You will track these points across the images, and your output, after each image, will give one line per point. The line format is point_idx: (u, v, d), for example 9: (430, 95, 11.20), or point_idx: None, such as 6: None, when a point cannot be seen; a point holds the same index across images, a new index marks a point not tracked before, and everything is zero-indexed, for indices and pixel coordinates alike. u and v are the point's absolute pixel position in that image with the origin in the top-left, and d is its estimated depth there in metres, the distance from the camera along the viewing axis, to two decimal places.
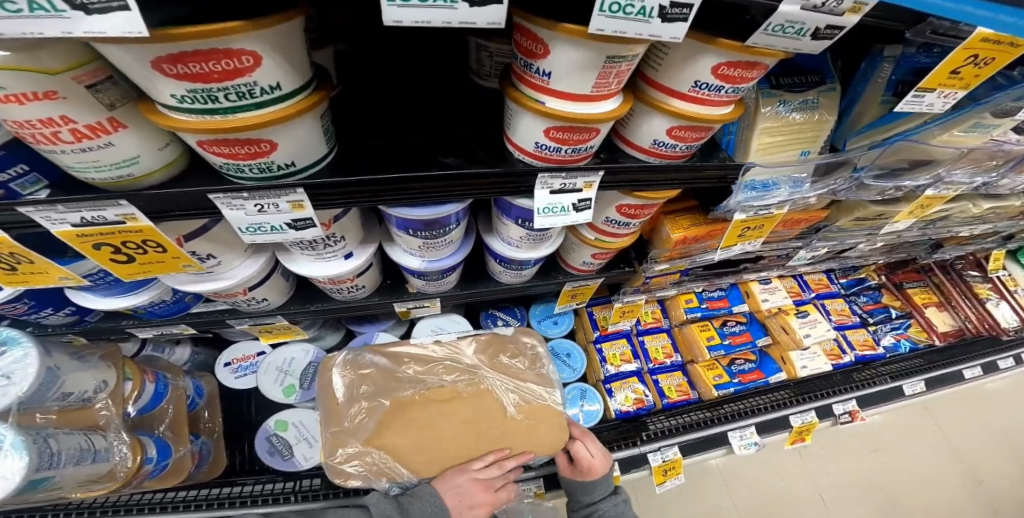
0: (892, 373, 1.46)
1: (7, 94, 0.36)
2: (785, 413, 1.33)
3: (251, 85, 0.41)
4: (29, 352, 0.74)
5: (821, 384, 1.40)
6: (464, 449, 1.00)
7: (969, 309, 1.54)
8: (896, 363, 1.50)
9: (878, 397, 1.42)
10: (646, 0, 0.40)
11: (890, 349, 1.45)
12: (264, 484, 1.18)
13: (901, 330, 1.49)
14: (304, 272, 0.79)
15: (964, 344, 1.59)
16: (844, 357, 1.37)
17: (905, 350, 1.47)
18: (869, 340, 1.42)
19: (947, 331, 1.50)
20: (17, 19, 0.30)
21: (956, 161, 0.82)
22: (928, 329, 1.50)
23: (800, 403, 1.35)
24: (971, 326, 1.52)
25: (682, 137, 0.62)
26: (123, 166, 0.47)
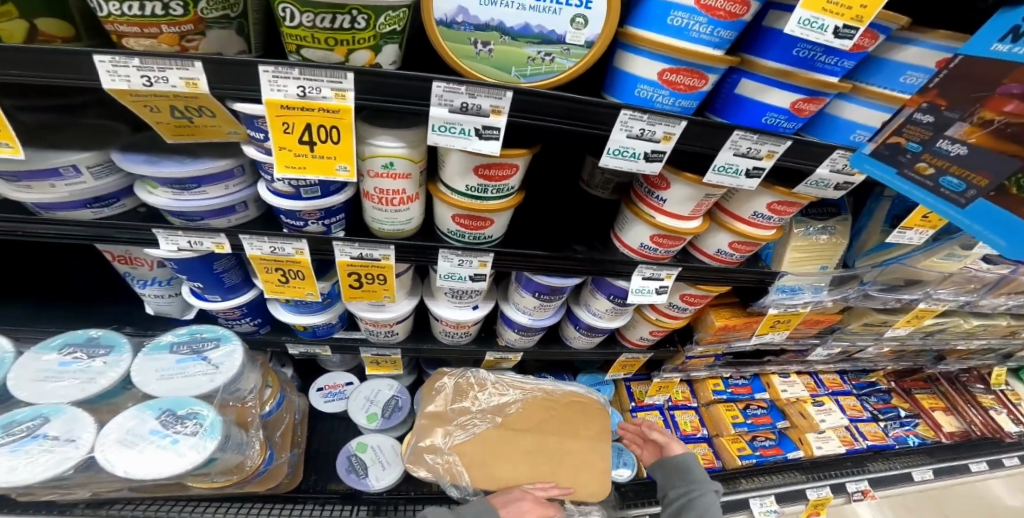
0: (902, 462, 1.58)
1: (395, 173, 0.68)
2: (802, 486, 1.44)
3: (506, 184, 0.72)
4: (236, 348, 0.97)
5: (834, 464, 1.52)
6: (529, 473, 1.10)
7: (975, 415, 1.71)
8: (909, 455, 1.61)
9: (889, 480, 1.53)
10: (741, 166, 0.70)
11: (899, 440, 1.59)
12: (323, 507, 1.22)
13: (909, 427, 1.64)
14: (443, 313, 1.03)
15: (971, 445, 1.69)
16: (856, 444, 1.52)
17: (914, 444, 1.60)
18: (880, 433, 1.58)
19: (952, 432, 1.65)
20: (446, 136, 0.61)
21: (939, 282, 1.10)
22: (935, 429, 1.65)
23: (815, 478, 1.47)
24: (976, 428, 1.67)
25: (738, 249, 0.91)
26: (401, 224, 0.79)
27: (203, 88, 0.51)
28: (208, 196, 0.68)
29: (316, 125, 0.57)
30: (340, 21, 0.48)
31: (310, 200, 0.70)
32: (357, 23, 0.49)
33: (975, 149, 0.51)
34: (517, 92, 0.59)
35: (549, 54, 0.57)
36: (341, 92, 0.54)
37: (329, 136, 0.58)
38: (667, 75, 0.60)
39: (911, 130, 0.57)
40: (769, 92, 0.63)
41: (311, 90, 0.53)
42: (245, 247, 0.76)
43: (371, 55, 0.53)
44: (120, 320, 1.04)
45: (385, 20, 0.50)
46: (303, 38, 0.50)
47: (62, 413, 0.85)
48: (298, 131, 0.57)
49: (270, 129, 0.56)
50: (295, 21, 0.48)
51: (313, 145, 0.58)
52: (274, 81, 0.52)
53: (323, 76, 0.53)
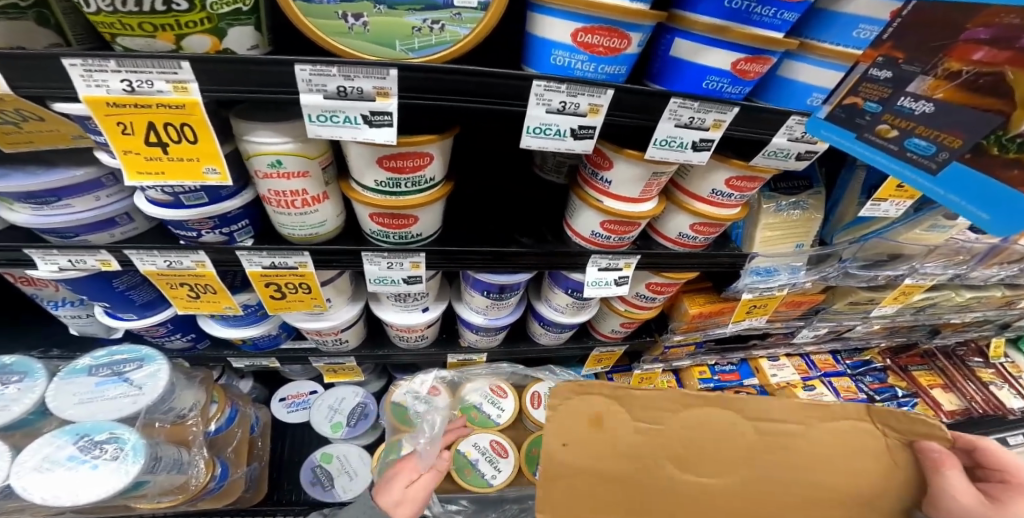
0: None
1: (286, 171, 0.59)
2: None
3: (422, 176, 0.64)
4: (162, 367, 0.86)
5: None
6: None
7: (975, 391, 1.61)
8: None
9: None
10: (686, 138, 0.60)
11: None
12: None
13: (907, 406, 1.53)
14: (389, 319, 0.95)
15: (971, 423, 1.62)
16: None
17: (914, 426, 1.53)
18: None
19: (953, 410, 1.56)
20: (329, 127, 0.52)
21: (926, 255, 1.01)
22: (934, 407, 1.55)
23: None
24: (977, 406, 1.57)
25: (701, 231, 0.82)
26: (314, 228, 0.70)
27: (2, 87, 0.45)
28: (75, 211, 0.61)
29: (162, 124, 0.50)
30: (151, 2, 0.41)
31: (195, 208, 0.61)
32: (175, 4, 0.42)
33: (943, 105, 0.43)
34: (403, 68, 0.49)
35: (437, 22, 0.48)
36: (180, 84, 0.47)
37: (182, 135, 0.51)
38: (583, 37, 0.51)
39: (867, 89, 0.48)
40: (705, 53, 0.54)
41: (140, 85, 0.46)
42: (135, 262, 0.67)
43: (213, 40, 0.46)
44: (45, 342, 0.97)
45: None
46: (113, 25, 0.43)
47: None
48: (141, 132, 0.49)
49: (105, 132, 0.49)
50: (93, 7, 0.40)
51: (166, 147, 0.51)
52: (88, 76, 0.45)
53: (151, 68, 0.45)
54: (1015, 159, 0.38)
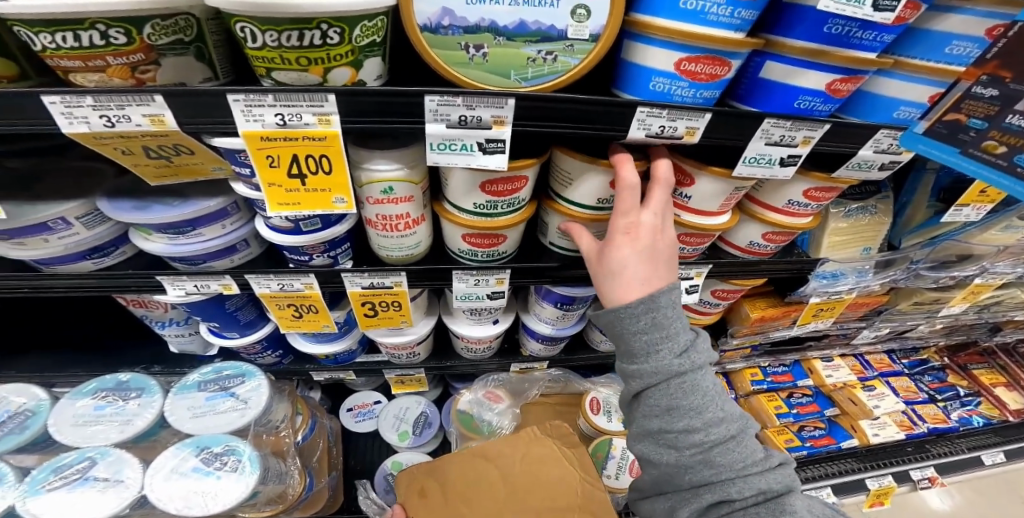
0: (968, 445, 1.52)
1: (396, 197, 0.62)
2: (862, 476, 1.41)
3: (518, 197, 0.67)
4: (262, 382, 0.95)
5: (893, 451, 1.46)
6: (577, 484, 0.91)
7: None
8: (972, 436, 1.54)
9: (956, 465, 1.47)
10: (774, 155, 0.63)
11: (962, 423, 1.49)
12: None
13: (971, 407, 1.54)
14: (463, 331, 1.00)
15: None
16: (916, 429, 1.42)
17: (979, 425, 1.51)
18: (941, 414, 1.48)
19: (1021, 409, 1.54)
20: (447, 154, 0.56)
21: (996, 255, 1.00)
22: (999, 407, 1.55)
23: (874, 468, 1.42)
24: None
25: (772, 239, 0.84)
26: (411, 248, 0.73)
27: (171, 124, 0.46)
28: (205, 238, 0.64)
29: (304, 155, 0.51)
30: (309, 38, 0.42)
31: (313, 233, 0.65)
32: (330, 39, 0.42)
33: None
34: (520, 97, 0.53)
35: (550, 52, 0.51)
36: (325, 116, 0.48)
37: (319, 166, 0.53)
38: (685, 65, 0.54)
39: (970, 106, 0.49)
40: (801, 75, 0.56)
41: (291, 118, 0.47)
42: (253, 286, 0.72)
43: (352, 71, 0.47)
44: (147, 359, 1.04)
45: (362, 32, 0.44)
46: (271, 60, 0.44)
47: (107, 454, 0.82)
48: (285, 164, 0.51)
49: (254, 163, 0.50)
50: (259, 42, 0.41)
51: (305, 178, 0.53)
52: (248, 111, 0.46)
53: (302, 102, 0.46)
54: None
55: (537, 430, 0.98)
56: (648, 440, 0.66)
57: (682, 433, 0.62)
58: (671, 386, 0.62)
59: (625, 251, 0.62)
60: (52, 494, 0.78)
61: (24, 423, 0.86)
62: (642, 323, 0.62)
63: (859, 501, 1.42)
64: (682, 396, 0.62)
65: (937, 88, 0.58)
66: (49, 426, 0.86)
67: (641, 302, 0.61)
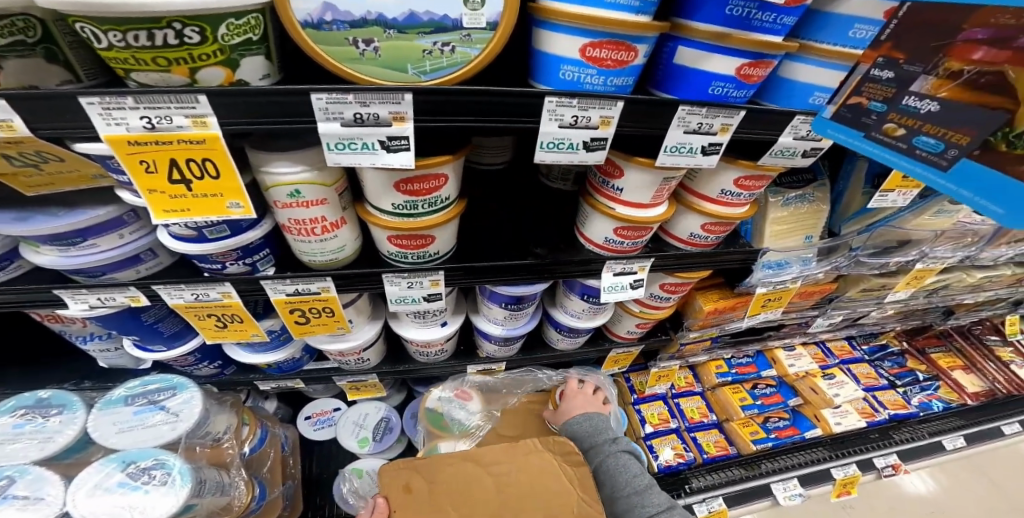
0: (930, 430, 1.51)
1: (305, 200, 0.59)
2: (828, 466, 1.40)
3: (439, 196, 0.65)
4: (195, 394, 0.91)
5: (857, 441, 1.46)
6: (576, 504, 0.79)
7: (996, 371, 1.63)
8: (932, 422, 1.54)
9: (920, 451, 1.48)
10: (695, 143, 0.62)
11: (923, 408, 1.52)
12: None
13: (931, 391, 1.56)
14: (409, 335, 0.97)
15: (995, 404, 1.61)
16: (877, 416, 1.44)
17: (938, 409, 1.54)
18: (900, 400, 1.50)
19: (978, 392, 1.58)
20: (348, 153, 0.53)
21: (935, 240, 1.01)
22: (958, 391, 1.58)
23: (841, 457, 1.42)
24: (1001, 385, 1.60)
25: (712, 231, 0.83)
26: (334, 253, 0.71)
27: (22, 130, 0.43)
28: (101, 249, 0.60)
29: (184, 159, 0.48)
30: (163, 37, 0.39)
31: (217, 241, 0.62)
32: (188, 38, 0.40)
33: (948, 104, 0.43)
34: (417, 92, 0.50)
35: (446, 44, 0.48)
36: (199, 118, 0.45)
37: (205, 170, 0.49)
38: (590, 51, 0.52)
39: (871, 89, 0.49)
40: (707, 60, 0.55)
41: (159, 121, 0.44)
42: (164, 297, 0.69)
43: (227, 71, 0.44)
44: (78, 375, 0.99)
45: (229, 30, 0.41)
46: (125, 61, 0.41)
47: (27, 473, 0.77)
48: (164, 169, 0.48)
49: (127, 169, 0.47)
50: (105, 42, 0.39)
51: (189, 184, 0.50)
52: (108, 114, 0.43)
53: (169, 103, 0.43)
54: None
55: (538, 443, 0.90)
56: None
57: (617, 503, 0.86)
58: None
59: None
60: None
61: None
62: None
63: (826, 491, 1.41)
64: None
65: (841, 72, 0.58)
66: None
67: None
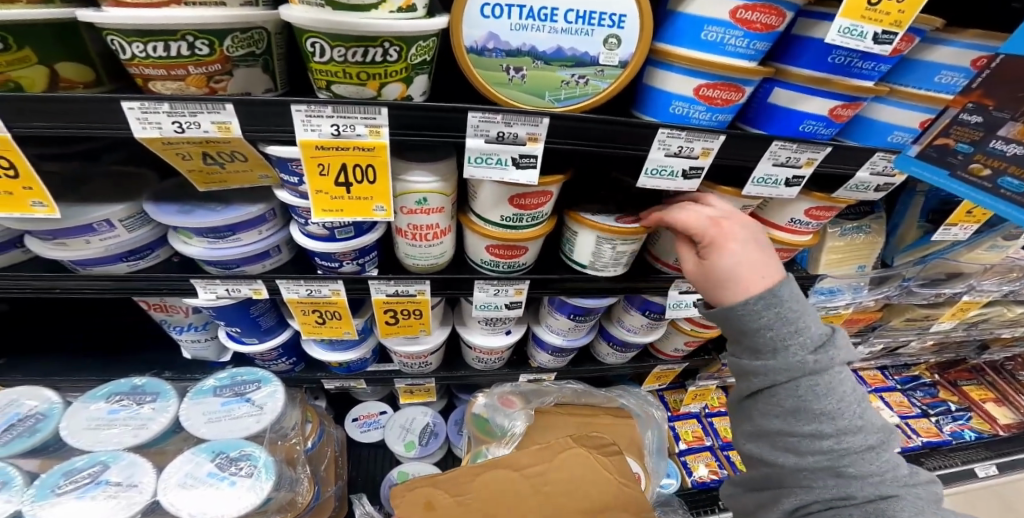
0: (961, 458, 1.51)
1: (429, 208, 0.65)
2: None
3: (541, 211, 0.71)
4: (278, 388, 0.96)
5: None
6: (615, 490, 0.88)
7: None
8: (961, 449, 1.53)
9: (950, 477, 1.46)
10: (780, 176, 0.69)
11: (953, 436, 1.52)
12: None
13: (962, 421, 1.58)
14: (477, 341, 1.03)
15: None
16: (911, 442, 1.46)
17: (970, 439, 1.54)
18: (933, 428, 1.52)
19: (1008, 424, 1.59)
20: (482, 167, 0.59)
21: (982, 273, 1.06)
22: (989, 421, 1.59)
23: None
24: None
25: (775, 256, 0.89)
26: (434, 258, 0.76)
27: (236, 131, 0.50)
28: (242, 243, 0.67)
29: (351, 165, 0.55)
30: (372, 55, 0.46)
31: (345, 241, 0.67)
32: (389, 56, 0.47)
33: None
34: (553, 117, 0.57)
35: (583, 76, 0.54)
36: (375, 128, 0.52)
37: (365, 176, 0.56)
38: (704, 91, 0.58)
39: (959, 131, 0.54)
40: (805, 101, 0.61)
41: (345, 129, 0.51)
42: (283, 291, 0.74)
43: (403, 87, 0.51)
44: (161, 364, 1.04)
45: (416, 51, 0.48)
46: (333, 73, 0.48)
47: (120, 458, 0.82)
48: (334, 173, 0.55)
49: (306, 172, 0.54)
50: (326, 56, 0.46)
51: (350, 187, 0.56)
52: (308, 121, 0.50)
53: (357, 114, 0.50)
54: None
55: (570, 441, 0.94)
56: (764, 441, 0.63)
57: (806, 438, 0.59)
58: (800, 387, 0.59)
59: (738, 257, 0.63)
60: (62, 499, 0.76)
61: (36, 426, 0.86)
62: (766, 318, 0.60)
63: None
64: (814, 399, 0.59)
65: (928, 114, 0.63)
66: (61, 430, 0.86)
67: (759, 298, 0.61)
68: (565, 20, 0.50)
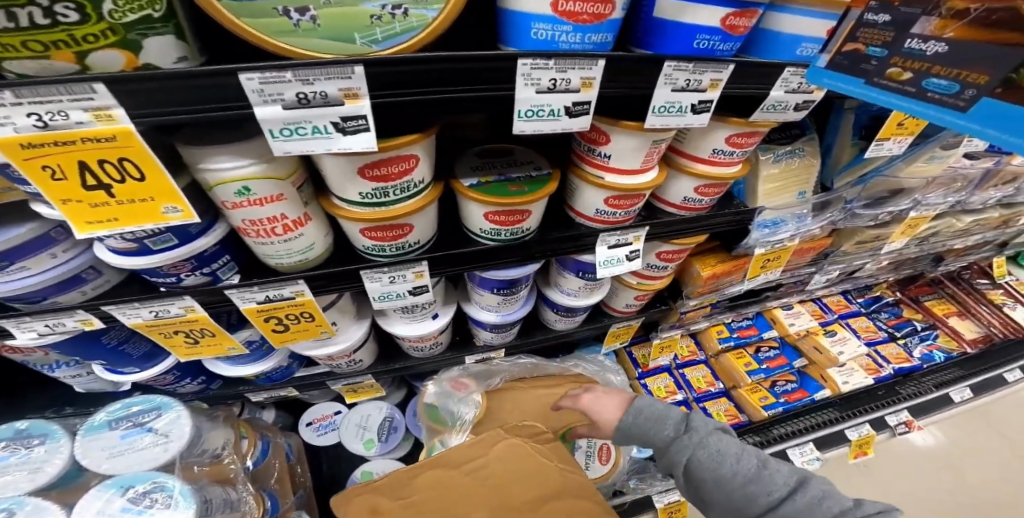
0: (936, 383, 1.53)
1: (256, 198, 0.53)
2: (841, 427, 1.41)
3: (410, 180, 0.59)
4: (183, 412, 0.79)
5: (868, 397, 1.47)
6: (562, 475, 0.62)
7: (990, 315, 1.64)
8: (940, 372, 1.56)
9: (927, 406, 1.50)
10: (684, 101, 0.58)
11: (925, 360, 1.52)
12: None
13: (930, 341, 1.57)
14: (400, 332, 0.93)
15: (995, 350, 1.63)
16: (882, 371, 1.45)
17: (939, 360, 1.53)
18: (902, 353, 1.51)
19: (975, 337, 1.59)
20: (296, 140, 0.47)
21: (925, 187, 0.99)
22: (957, 338, 1.59)
23: (852, 417, 1.42)
24: (997, 329, 1.61)
25: (705, 193, 0.80)
26: (303, 252, 0.65)
27: None
28: (34, 272, 0.55)
29: (96, 161, 0.43)
30: (31, 15, 0.33)
31: (164, 252, 0.56)
32: (64, 15, 0.34)
33: (957, 45, 0.38)
34: (368, 64, 0.44)
35: (399, 5, 0.41)
36: (102, 111, 0.40)
37: (123, 172, 0.45)
38: (564, 4, 0.46)
39: (867, 35, 0.44)
40: (688, 12, 0.50)
41: (53, 117, 0.39)
42: (119, 317, 0.64)
43: (127, 54, 0.38)
44: (56, 402, 0.94)
45: (115, 4, 0.34)
46: None
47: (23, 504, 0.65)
48: (74, 175, 0.44)
49: (30, 179, 0.43)
50: None
51: (109, 189, 0.46)
52: None
53: (61, 95, 0.38)
54: None
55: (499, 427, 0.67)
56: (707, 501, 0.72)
57: None
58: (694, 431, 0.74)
59: None
60: None
61: None
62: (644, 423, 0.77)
63: (842, 454, 1.41)
64: (720, 465, 0.69)
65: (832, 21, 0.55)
66: None
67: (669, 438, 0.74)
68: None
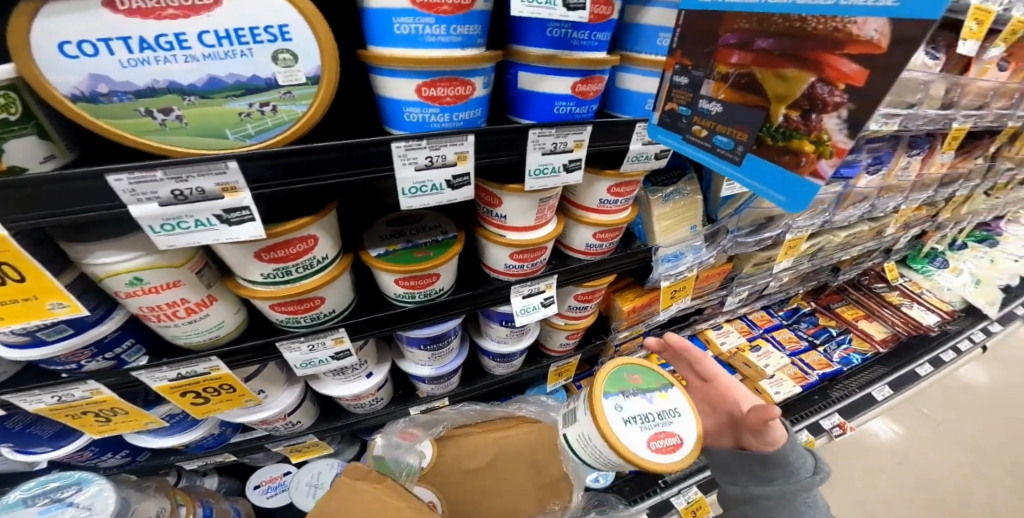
0: (859, 384, 1.64)
1: (151, 286, 0.55)
2: None
3: (313, 257, 0.62)
4: (106, 485, 0.71)
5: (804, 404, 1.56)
6: None
7: (894, 316, 1.81)
8: (860, 374, 1.68)
9: (856, 406, 1.58)
10: (555, 163, 0.66)
11: (843, 362, 1.63)
12: None
13: (846, 344, 1.70)
14: (333, 393, 0.92)
15: (906, 347, 1.78)
16: (808, 377, 1.54)
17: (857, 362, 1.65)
18: (822, 359, 1.62)
19: (883, 337, 1.73)
20: (180, 233, 0.50)
21: (792, 213, 1.13)
22: (868, 339, 1.72)
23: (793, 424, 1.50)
24: (900, 328, 1.77)
25: (603, 239, 0.87)
26: (212, 331, 0.66)
27: None
28: None
29: None
30: None
31: (60, 342, 0.56)
32: None
33: (727, 105, 0.49)
34: (242, 159, 0.49)
35: (265, 103, 0.47)
36: None
37: (3, 275, 0.46)
38: (426, 90, 0.53)
39: (677, 95, 0.55)
40: (545, 82, 0.59)
41: None
42: (19, 404, 0.62)
43: None
44: None
45: None
46: None
47: None
48: None
49: None
50: None
51: None
52: None
53: None
54: (784, 146, 0.44)
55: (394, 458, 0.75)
56: None
57: None
58: None
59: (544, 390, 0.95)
60: None
61: None
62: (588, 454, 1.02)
63: None
64: None
65: None
66: None
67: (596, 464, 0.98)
68: (203, 44, 0.42)
